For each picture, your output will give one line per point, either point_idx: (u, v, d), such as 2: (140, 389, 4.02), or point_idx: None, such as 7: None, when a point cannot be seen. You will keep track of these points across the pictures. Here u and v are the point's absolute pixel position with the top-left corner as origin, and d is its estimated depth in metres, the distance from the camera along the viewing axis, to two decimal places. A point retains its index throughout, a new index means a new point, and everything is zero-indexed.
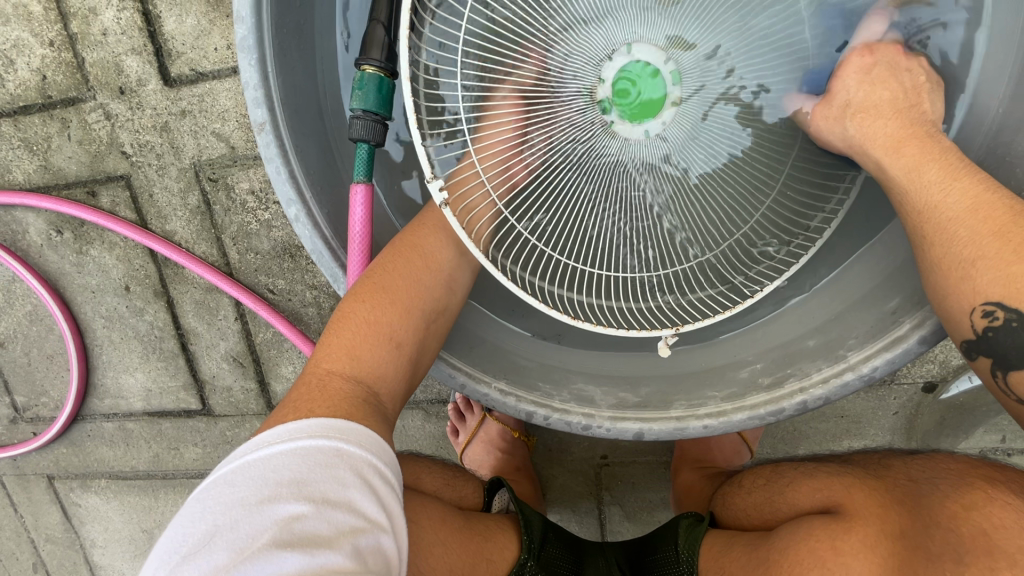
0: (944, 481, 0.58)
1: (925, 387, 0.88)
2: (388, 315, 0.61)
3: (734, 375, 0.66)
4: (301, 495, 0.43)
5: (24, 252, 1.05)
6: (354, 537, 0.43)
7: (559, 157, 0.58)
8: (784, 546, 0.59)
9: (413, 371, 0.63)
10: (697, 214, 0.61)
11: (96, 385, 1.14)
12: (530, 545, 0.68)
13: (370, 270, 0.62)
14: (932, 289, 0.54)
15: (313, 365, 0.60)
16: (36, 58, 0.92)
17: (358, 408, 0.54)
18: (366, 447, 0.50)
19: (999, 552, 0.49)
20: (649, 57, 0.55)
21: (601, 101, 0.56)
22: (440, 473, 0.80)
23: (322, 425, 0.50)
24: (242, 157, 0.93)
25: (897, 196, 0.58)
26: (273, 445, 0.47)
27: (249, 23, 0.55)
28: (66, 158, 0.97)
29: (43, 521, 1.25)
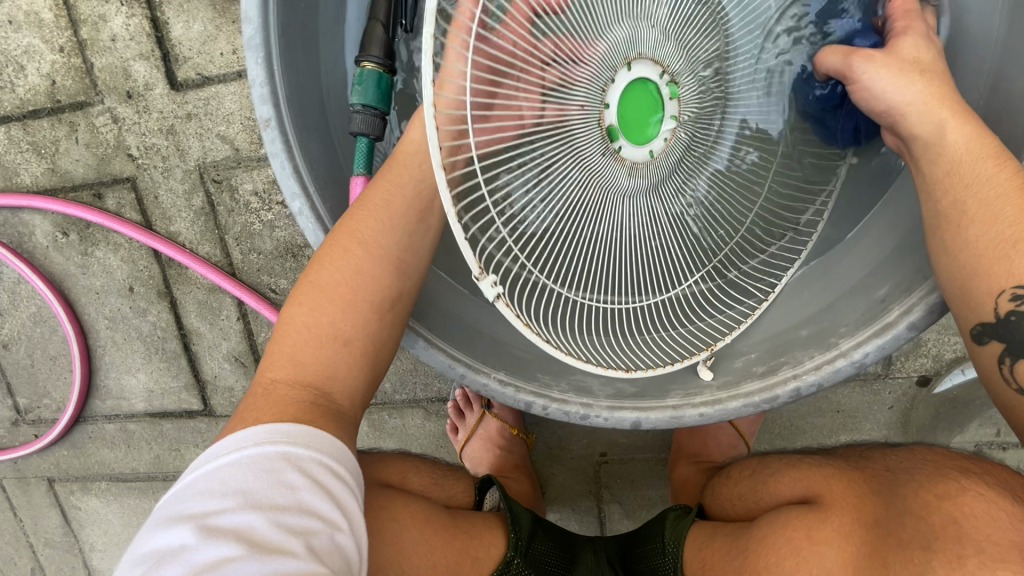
0: (919, 471, 0.57)
1: (919, 381, 0.89)
2: (331, 312, 0.58)
3: (729, 365, 0.67)
4: (249, 505, 0.43)
5: (30, 254, 1.06)
6: (311, 540, 0.43)
7: (573, 204, 0.53)
8: (762, 535, 0.59)
9: (370, 365, 0.60)
10: (670, 240, 0.61)
11: (99, 386, 1.15)
12: (517, 542, 0.67)
13: (312, 268, 0.60)
14: (957, 272, 0.54)
15: (260, 375, 0.58)
16: (47, 64, 0.95)
17: (303, 410, 0.53)
18: (316, 447, 0.49)
19: (968, 541, 0.47)
20: (648, 73, 0.51)
21: (608, 127, 0.50)
22: (429, 470, 0.78)
23: (267, 431, 0.48)
24: (246, 159, 0.95)
25: (944, 167, 0.55)
26: (220, 456, 0.47)
27: (257, 22, 0.57)
28: (73, 161, 0.99)
29: (43, 525, 1.24)
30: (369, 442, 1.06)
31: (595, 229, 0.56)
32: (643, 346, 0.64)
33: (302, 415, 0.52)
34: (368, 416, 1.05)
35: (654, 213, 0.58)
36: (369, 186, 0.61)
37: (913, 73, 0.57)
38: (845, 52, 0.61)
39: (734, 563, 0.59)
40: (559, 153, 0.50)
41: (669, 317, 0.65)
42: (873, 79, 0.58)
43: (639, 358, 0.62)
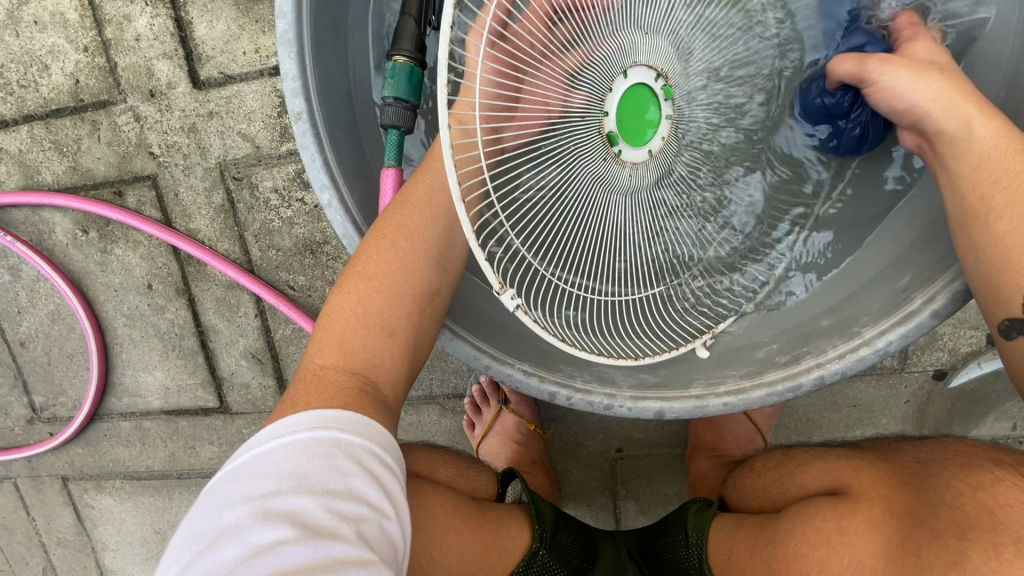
0: (951, 461, 0.57)
1: (935, 374, 0.89)
2: (378, 302, 0.59)
3: (751, 355, 0.68)
4: (302, 489, 0.43)
5: (50, 251, 1.07)
6: (360, 527, 0.43)
7: (578, 201, 0.56)
8: (790, 526, 0.60)
9: (412, 357, 0.61)
10: (664, 237, 0.63)
11: (115, 383, 1.15)
12: (542, 534, 0.68)
13: (355, 258, 0.61)
14: (986, 269, 0.53)
15: (307, 361, 0.58)
16: (71, 63, 0.96)
17: (360, 401, 0.53)
18: (363, 434, 0.50)
19: (1003, 528, 0.47)
20: (643, 77, 0.53)
21: (607, 135, 0.53)
22: (453, 463, 0.80)
23: (318, 417, 0.49)
24: (266, 156, 0.96)
25: (973, 160, 0.55)
26: (272, 439, 0.47)
27: (290, 17, 0.58)
28: (95, 159, 1.00)
29: (56, 524, 1.24)
30: None
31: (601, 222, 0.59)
32: (636, 336, 0.65)
33: (361, 405, 0.53)
34: None
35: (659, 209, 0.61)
36: (412, 182, 0.62)
37: (933, 71, 0.58)
38: (857, 59, 0.62)
39: (762, 554, 0.60)
40: (563, 152, 0.53)
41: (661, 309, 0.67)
42: (893, 78, 0.59)
43: (630, 345, 0.65)
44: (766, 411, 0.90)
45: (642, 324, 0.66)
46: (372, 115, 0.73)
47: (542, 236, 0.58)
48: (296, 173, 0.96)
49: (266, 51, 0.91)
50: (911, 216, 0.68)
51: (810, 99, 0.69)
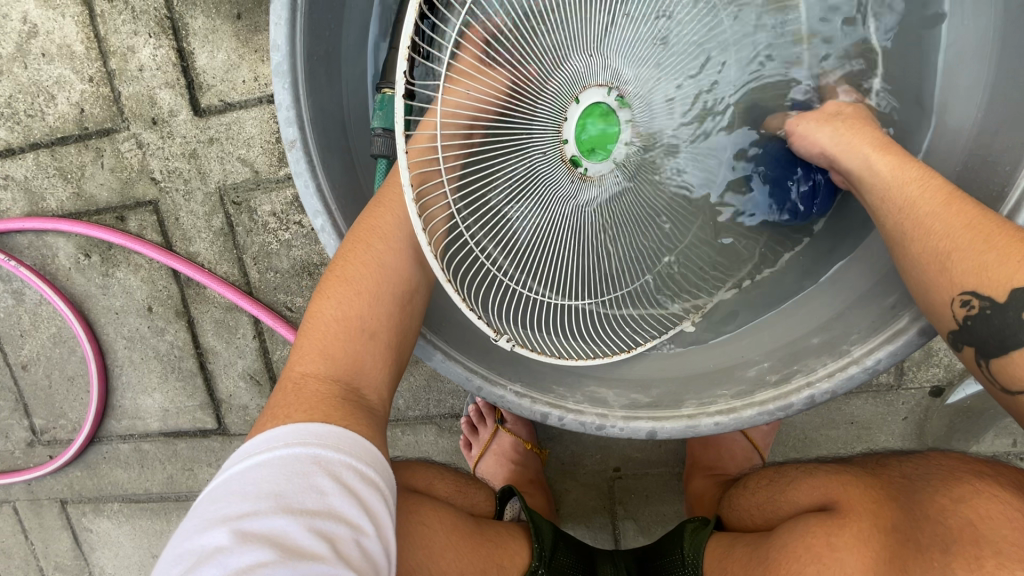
0: (935, 476, 0.57)
1: (931, 391, 0.89)
2: (359, 304, 0.61)
3: (742, 373, 0.69)
4: (281, 508, 0.43)
5: (53, 276, 1.09)
6: (338, 546, 0.43)
7: (522, 203, 0.61)
8: (782, 544, 0.59)
9: (397, 358, 0.62)
10: (609, 252, 0.66)
11: (115, 406, 1.16)
12: (541, 553, 0.68)
13: (337, 264, 0.63)
14: (917, 287, 0.55)
15: (289, 370, 0.59)
16: (76, 93, 0.99)
17: (339, 407, 0.54)
18: (344, 449, 0.50)
19: (985, 541, 0.48)
20: (595, 97, 0.59)
21: (569, 158, 0.61)
22: (451, 477, 0.80)
23: (300, 432, 0.50)
24: (266, 181, 0.98)
25: (879, 194, 0.59)
26: (254, 457, 0.48)
27: (285, 50, 0.60)
28: (98, 186, 1.02)
29: (54, 548, 1.24)
30: None
31: (549, 226, 0.63)
32: (573, 343, 0.69)
33: (339, 414, 0.53)
34: None
35: (611, 218, 0.65)
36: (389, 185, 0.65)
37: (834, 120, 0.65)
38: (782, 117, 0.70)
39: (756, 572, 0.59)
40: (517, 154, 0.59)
41: (606, 324, 0.70)
42: (806, 128, 0.66)
43: (567, 349, 0.68)
44: (762, 429, 0.89)
45: (586, 332, 0.70)
46: (362, 140, 0.75)
47: (494, 232, 0.63)
48: (295, 197, 0.98)
49: (265, 79, 0.94)
50: None
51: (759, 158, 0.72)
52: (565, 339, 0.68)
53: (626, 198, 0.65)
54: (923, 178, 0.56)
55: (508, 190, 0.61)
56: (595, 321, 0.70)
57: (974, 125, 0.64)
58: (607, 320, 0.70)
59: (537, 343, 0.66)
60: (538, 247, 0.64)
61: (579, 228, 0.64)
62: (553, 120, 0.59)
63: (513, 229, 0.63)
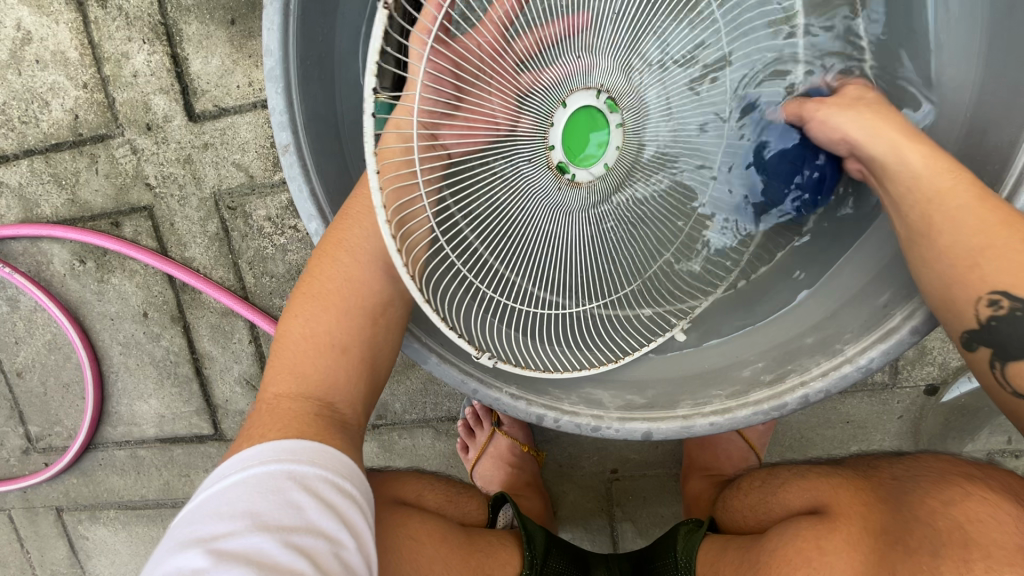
0: (925, 478, 0.58)
1: (926, 390, 0.89)
2: (328, 320, 0.62)
3: (736, 374, 0.69)
4: (257, 526, 0.44)
5: (48, 282, 1.09)
6: (317, 560, 0.44)
7: (507, 211, 0.62)
8: (773, 547, 0.59)
9: (370, 371, 0.63)
10: (595, 260, 0.67)
11: (111, 412, 1.15)
12: (531, 560, 0.68)
13: (305, 281, 0.65)
14: (937, 282, 0.55)
15: (263, 391, 0.61)
16: (71, 99, 0.99)
17: (309, 423, 0.55)
18: (319, 463, 0.51)
19: (974, 545, 0.48)
20: (583, 101, 0.60)
21: (557, 164, 0.61)
22: (442, 487, 0.80)
23: (273, 450, 0.50)
24: (261, 185, 0.98)
25: (906, 184, 0.57)
26: (227, 478, 0.48)
27: (278, 55, 0.61)
28: (93, 192, 1.02)
29: (50, 556, 1.23)
30: (378, 463, 1.06)
31: (535, 233, 0.64)
32: (565, 355, 0.69)
33: (310, 429, 0.54)
34: (378, 436, 1.05)
35: (596, 223, 0.65)
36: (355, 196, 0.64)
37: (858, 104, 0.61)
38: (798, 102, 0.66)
39: None
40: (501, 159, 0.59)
41: (597, 331, 0.70)
42: (827, 112, 0.62)
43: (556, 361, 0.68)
44: (759, 429, 0.90)
45: (577, 339, 0.70)
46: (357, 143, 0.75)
47: (483, 241, 0.63)
48: (290, 201, 0.98)
49: (259, 84, 0.94)
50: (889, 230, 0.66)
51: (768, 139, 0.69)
52: (558, 349, 0.69)
53: (611, 207, 0.65)
54: (956, 170, 0.55)
55: (493, 200, 0.61)
56: (585, 328, 0.70)
57: (963, 123, 0.64)
58: (598, 328, 0.70)
59: (526, 352, 0.67)
60: (524, 256, 0.64)
61: (562, 235, 0.64)
62: (538, 127, 0.59)
63: (498, 239, 0.63)
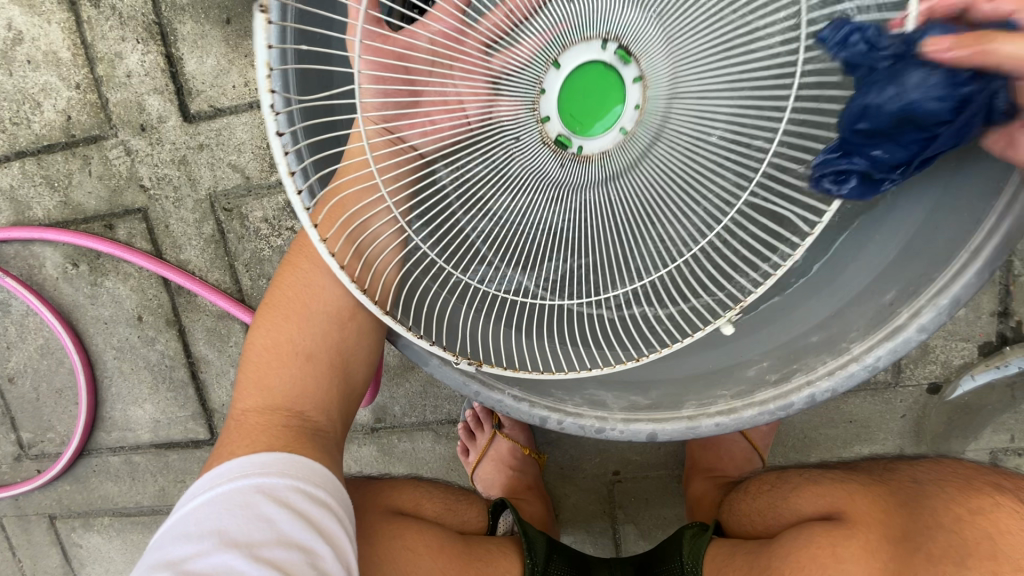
0: (950, 484, 0.56)
1: (929, 389, 0.89)
2: (290, 330, 0.64)
3: (742, 373, 0.67)
4: (223, 544, 0.46)
5: (40, 285, 1.07)
6: (290, 571, 0.46)
7: (502, 189, 0.54)
8: (786, 553, 0.59)
9: (341, 376, 0.65)
10: (616, 251, 0.57)
11: (104, 417, 1.13)
12: (534, 569, 0.68)
13: (270, 296, 0.67)
14: None
15: (235, 407, 0.64)
16: (63, 100, 0.98)
17: (278, 434, 0.58)
18: (288, 474, 0.53)
19: (1004, 557, 0.48)
20: (584, 56, 0.50)
21: (555, 139, 0.52)
22: (442, 496, 0.78)
23: (241, 466, 0.53)
24: (257, 187, 0.97)
25: None
26: (198, 497, 0.50)
27: None
28: (86, 194, 1.01)
29: (43, 564, 1.21)
30: (377, 467, 1.04)
31: (536, 212, 0.55)
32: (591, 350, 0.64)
33: (277, 441, 0.57)
34: (377, 440, 1.04)
35: (611, 200, 0.54)
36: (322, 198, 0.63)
37: None
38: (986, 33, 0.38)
39: None
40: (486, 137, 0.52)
41: (617, 325, 0.62)
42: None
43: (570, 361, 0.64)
44: (761, 430, 0.89)
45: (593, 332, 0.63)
46: None
47: (479, 224, 0.57)
48: (287, 202, 0.97)
49: (255, 84, 0.93)
50: None
51: (865, 90, 0.45)
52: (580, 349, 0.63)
53: (633, 186, 0.53)
54: None
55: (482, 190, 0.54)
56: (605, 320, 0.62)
57: None
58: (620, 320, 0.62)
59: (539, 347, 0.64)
60: (529, 249, 0.57)
61: (568, 215, 0.54)
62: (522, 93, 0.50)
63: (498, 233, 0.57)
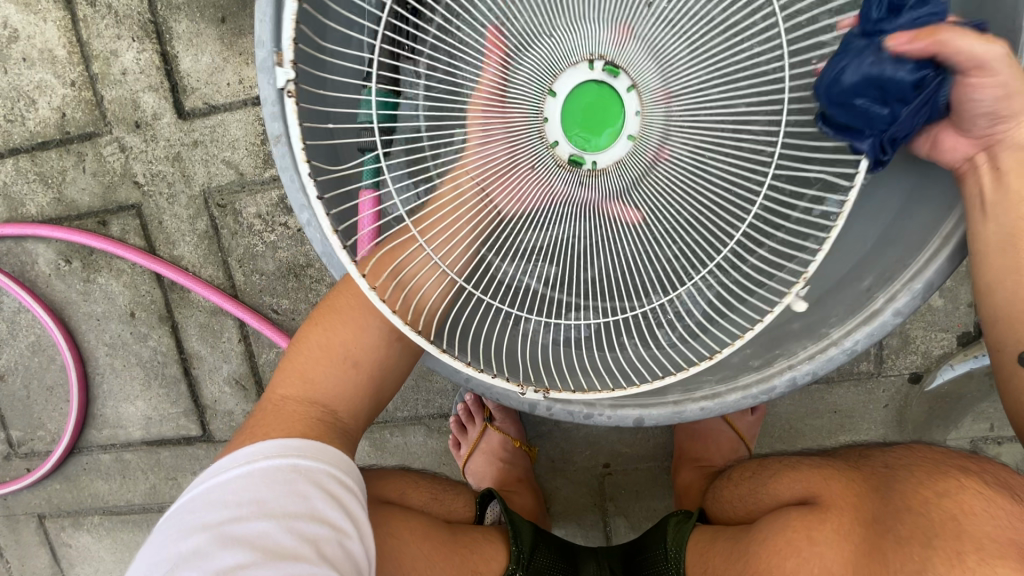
0: (918, 468, 0.58)
1: (910, 378, 0.91)
2: (345, 334, 0.65)
3: (726, 360, 0.68)
4: (262, 513, 0.48)
5: (32, 282, 1.08)
6: (321, 546, 0.48)
7: (512, 205, 0.54)
8: (764, 536, 0.61)
9: (376, 388, 0.67)
10: (664, 255, 0.55)
11: (95, 415, 1.13)
12: (518, 555, 0.69)
13: (328, 295, 0.68)
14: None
15: (270, 391, 0.65)
16: (58, 97, 0.99)
17: (311, 425, 0.60)
18: (320, 458, 0.55)
19: (967, 536, 0.48)
20: (577, 79, 0.51)
21: (569, 160, 0.52)
22: (428, 486, 0.80)
23: (275, 446, 0.54)
24: (251, 182, 0.98)
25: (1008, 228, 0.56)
26: (232, 469, 0.52)
27: (268, 43, 0.60)
28: (80, 190, 1.01)
29: (31, 565, 1.20)
30: (370, 461, 1.05)
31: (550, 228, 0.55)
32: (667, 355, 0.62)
33: (311, 431, 0.59)
34: (369, 434, 1.04)
35: (624, 210, 0.53)
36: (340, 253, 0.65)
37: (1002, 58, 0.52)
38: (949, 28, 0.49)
39: (737, 566, 0.61)
40: (500, 150, 0.52)
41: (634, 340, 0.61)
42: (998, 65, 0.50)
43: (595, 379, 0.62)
44: (748, 419, 0.91)
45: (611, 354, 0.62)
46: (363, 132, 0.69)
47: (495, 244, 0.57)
48: (279, 198, 0.98)
49: (249, 82, 0.94)
50: None
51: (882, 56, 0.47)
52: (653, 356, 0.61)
53: (657, 184, 0.52)
54: None
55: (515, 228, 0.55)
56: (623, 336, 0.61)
57: None
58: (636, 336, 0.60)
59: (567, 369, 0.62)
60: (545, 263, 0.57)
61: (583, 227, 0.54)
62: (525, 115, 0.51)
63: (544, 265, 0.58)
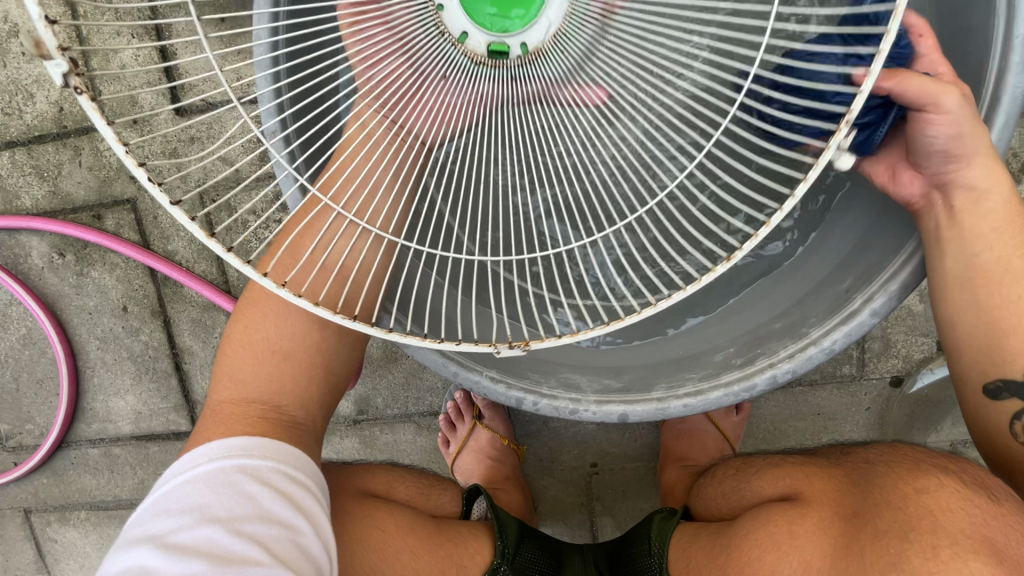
0: (899, 465, 0.59)
1: (892, 382, 0.93)
2: (268, 327, 0.64)
3: (709, 359, 0.70)
4: (206, 519, 0.48)
5: (25, 275, 1.08)
6: (272, 545, 0.49)
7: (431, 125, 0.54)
8: (745, 531, 0.62)
9: (319, 377, 0.66)
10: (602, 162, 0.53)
11: (85, 409, 1.13)
12: (503, 549, 0.70)
13: (251, 292, 0.67)
14: (1001, 307, 0.58)
15: (208, 400, 0.65)
16: (56, 91, 1.00)
17: (252, 423, 0.60)
18: (270, 456, 0.56)
19: (942, 531, 0.50)
20: None
21: (490, 49, 0.51)
22: (416, 481, 0.81)
23: (222, 448, 0.55)
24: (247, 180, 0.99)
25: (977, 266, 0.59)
26: (177, 477, 0.52)
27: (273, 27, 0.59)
28: (75, 184, 1.02)
29: (14, 560, 1.19)
30: (359, 458, 1.05)
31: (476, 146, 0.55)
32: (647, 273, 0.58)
33: (252, 428, 0.59)
34: (359, 431, 1.05)
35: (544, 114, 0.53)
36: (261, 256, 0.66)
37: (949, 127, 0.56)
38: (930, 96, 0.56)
39: (721, 558, 0.62)
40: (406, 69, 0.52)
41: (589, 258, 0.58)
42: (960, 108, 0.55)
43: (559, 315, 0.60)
44: (733, 420, 0.93)
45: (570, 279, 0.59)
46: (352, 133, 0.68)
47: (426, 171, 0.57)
48: (274, 195, 0.99)
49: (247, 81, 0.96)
50: (857, 216, 0.68)
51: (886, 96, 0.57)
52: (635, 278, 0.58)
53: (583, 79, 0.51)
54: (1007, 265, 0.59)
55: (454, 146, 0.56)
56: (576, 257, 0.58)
57: None
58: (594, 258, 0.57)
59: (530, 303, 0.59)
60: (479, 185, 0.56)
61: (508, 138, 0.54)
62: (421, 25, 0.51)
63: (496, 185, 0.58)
